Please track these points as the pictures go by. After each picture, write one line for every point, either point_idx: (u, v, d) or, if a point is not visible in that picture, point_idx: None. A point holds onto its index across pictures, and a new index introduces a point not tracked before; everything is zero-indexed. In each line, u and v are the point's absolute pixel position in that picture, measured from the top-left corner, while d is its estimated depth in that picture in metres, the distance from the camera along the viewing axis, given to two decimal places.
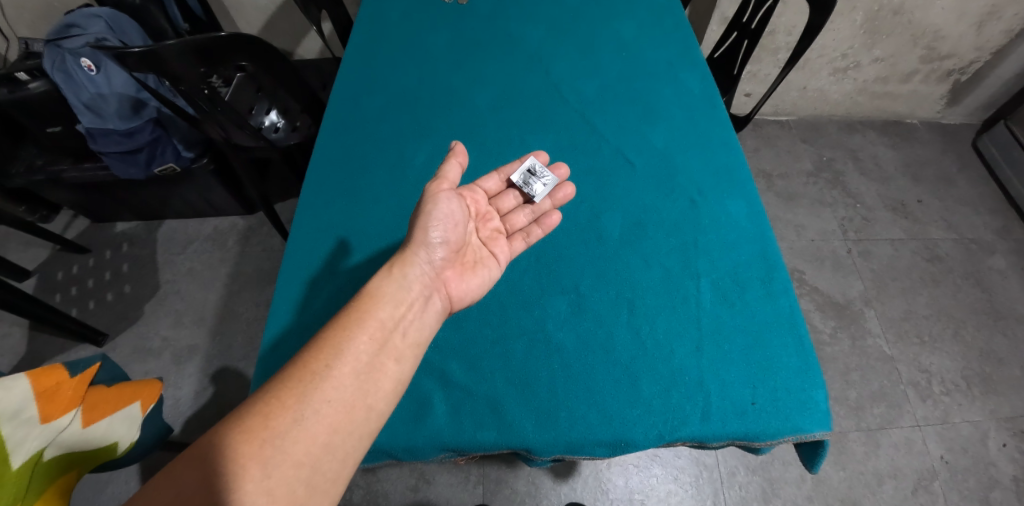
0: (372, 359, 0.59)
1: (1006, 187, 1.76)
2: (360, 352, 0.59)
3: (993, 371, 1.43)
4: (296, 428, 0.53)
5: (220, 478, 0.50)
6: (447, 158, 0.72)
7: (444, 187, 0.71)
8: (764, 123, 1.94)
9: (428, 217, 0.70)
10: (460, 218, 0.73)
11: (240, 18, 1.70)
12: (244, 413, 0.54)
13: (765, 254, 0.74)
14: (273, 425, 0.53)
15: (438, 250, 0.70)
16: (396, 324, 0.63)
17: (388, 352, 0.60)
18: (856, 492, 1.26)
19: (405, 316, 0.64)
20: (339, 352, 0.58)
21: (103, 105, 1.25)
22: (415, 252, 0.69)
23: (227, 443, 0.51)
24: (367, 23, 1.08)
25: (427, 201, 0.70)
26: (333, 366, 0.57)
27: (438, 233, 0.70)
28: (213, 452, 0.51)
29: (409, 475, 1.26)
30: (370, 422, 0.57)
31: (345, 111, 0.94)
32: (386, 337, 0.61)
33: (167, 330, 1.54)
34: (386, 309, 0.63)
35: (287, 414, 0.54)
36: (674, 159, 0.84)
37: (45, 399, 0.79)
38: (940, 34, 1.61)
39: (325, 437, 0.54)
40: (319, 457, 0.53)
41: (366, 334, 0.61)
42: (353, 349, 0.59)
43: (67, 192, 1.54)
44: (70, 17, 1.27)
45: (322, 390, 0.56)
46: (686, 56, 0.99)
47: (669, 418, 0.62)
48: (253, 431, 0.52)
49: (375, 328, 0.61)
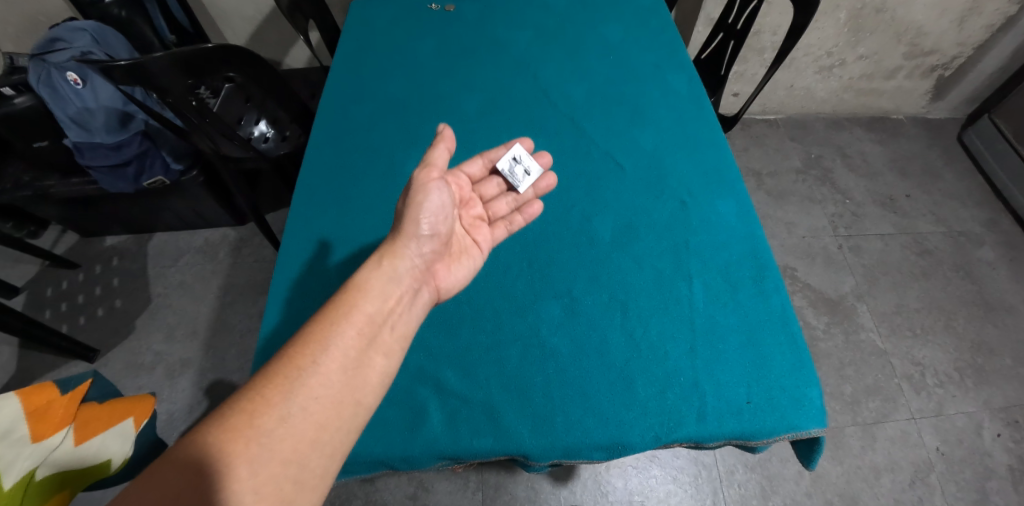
0: (360, 354, 0.59)
1: (992, 179, 1.79)
2: (348, 347, 0.59)
3: (985, 361, 1.45)
4: (284, 425, 0.53)
5: (205, 476, 0.49)
6: (435, 142, 0.70)
7: (434, 175, 0.69)
8: (752, 123, 1.96)
9: (419, 208, 0.68)
10: (450, 209, 0.72)
11: (226, 28, 1.69)
12: (230, 410, 0.53)
13: (756, 253, 0.74)
14: (258, 423, 0.52)
15: (426, 243, 0.69)
16: (384, 319, 0.62)
17: (377, 347, 0.60)
18: (854, 486, 1.26)
19: (394, 310, 0.63)
20: (325, 348, 0.58)
21: (89, 118, 1.23)
22: (405, 244, 0.68)
23: (211, 442, 0.50)
24: (354, 34, 1.08)
25: (417, 192, 0.68)
26: (320, 361, 0.57)
27: (428, 225, 0.69)
28: (195, 452, 0.50)
29: (408, 483, 1.26)
30: (359, 416, 0.57)
31: (334, 120, 0.94)
32: (374, 331, 0.61)
33: (159, 345, 1.53)
34: (373, 304, 0.62)
35: (274, 412, 0.53)
36: (663, 161, 0.85)
37: (37, 418, 0.82)
38: (922, 30, 1.63)
39: (313, 434, 0.54)
40: (307, 453, 0.53)
41: (353, 329, 0.60)
42: (340, 344, 0.58)
43: (54, 207, 1.53)
44: (55, 31, 1.26)
45: (309, 386, 0.55)
46: (673, 58, 1.00)
47: (666, 420, 0.61)
48: (240, 429, 0.51)
49: (363, 322, 0.61)
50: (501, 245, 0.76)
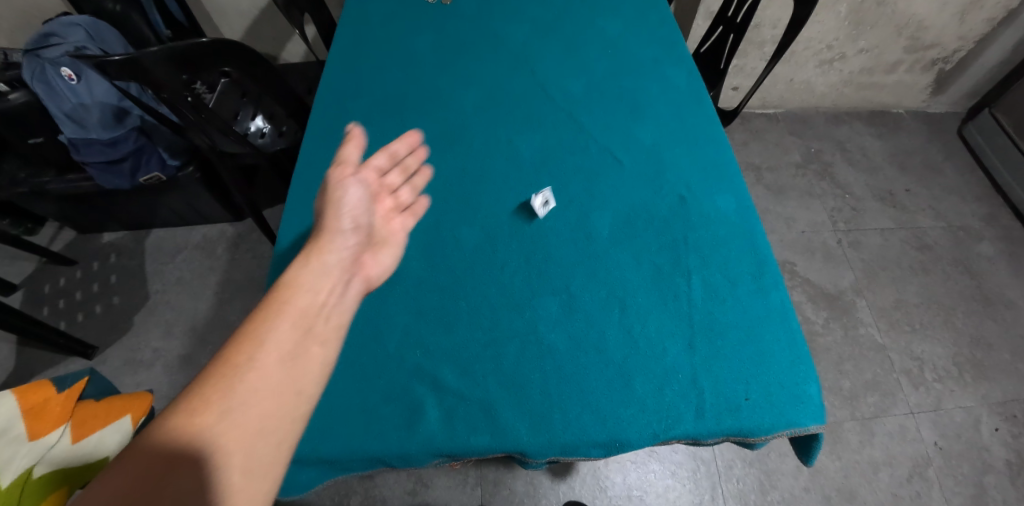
0: (297, 345, 0.57)
1: (992, 174, 1.78)
2: (283, 339, 0.56)
3: (983, 356, 1.45)
4: (225, 420, 0.50)
5: (144, 484, 0.45)
6: (346, 141, 0.72)
7: (348, 171, 0.71)
8: (752, 117, 1.95)
9: (338, 203, 0.70)
10: (368, 204, 0.73)
11: (222, 23, 1.68)
12: (167, 417, 0.50)
13: (755, 249, 0.73)
14: (198, 421, 0.49)
15: (351, 236, 0.69)
16: (319, 310, 0.61)
17: (313, 337, 0.58)
18: (852, 481, 1.27)
19: (327, 302, 0.62)
20: (259, 343, 0.55)
21: (85, 114, 1.22)
22: (331, 238, 0.67)
23: (149, 448, 0.47)
24: (350, 28, 1.06)
25: (335, 189, 0.70)
26: (256, 357, 0.54)
27: (349, 219, 0.70)
28: (134, 462, 0.47)
29: (408, 479, 1.26)
30: (302, 405, 0.55)
31: (329, 115, 0.92)
32: (310, 323, 0.59)
33: (158, 341, 1.52)
34: (305, 297, 0.61)
35: (213, 409, 0.50)
36: (662, 156, 0.84)
37: (33, 416, 0.82)
38: (923, 24, 1.62)
39: (256, 424, 0.51)
40: (251, 445, 0.50)
41: (287, 322, 0.58)
42: (274, 337, 0.56)
43: (51, 203, 1.52)
44: (50, 26, 1.25)
45: (249, 380, 0.53)
46: (672, 52, 1.00)
47: (664, 417, 0.61)
48: (177, 432, 0.48)
49: (297, 315, 0.59)
50: (497, 240, 0.75)
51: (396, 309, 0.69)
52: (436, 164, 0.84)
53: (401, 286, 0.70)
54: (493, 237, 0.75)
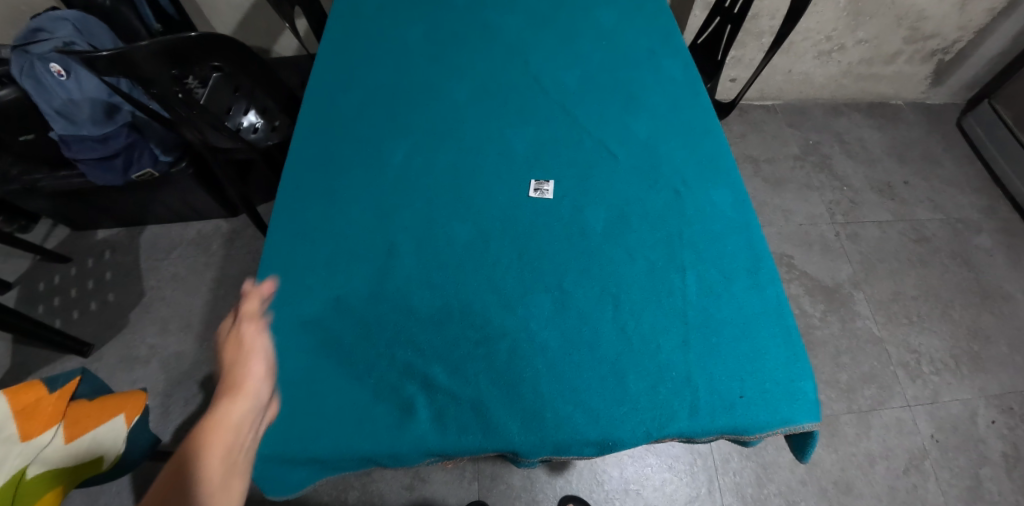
0: (224, 481, 0.53)
1: (991, 166, 1.77)
2: (211, 475, 0.52)
3: (981, 348, 1.45)
4: None
5: None
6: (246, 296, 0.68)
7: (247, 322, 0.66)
8: (750, 109, 1.93)
9: (250, 354, 0.63)
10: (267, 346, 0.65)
11: (213, 16, 1.66)
12: None
13: (752, 244, 0.72)
14: None
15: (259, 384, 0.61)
16: (242, 446, 0.56)
17: (239, 473, 0.55)
18: (848, 474, 1.27)
19: (247, 439, 0.57)
20: (185, 483, 0.51)
21: (75, 111, 1.21)
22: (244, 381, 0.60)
23: None
24: (341, 20, 1.05)
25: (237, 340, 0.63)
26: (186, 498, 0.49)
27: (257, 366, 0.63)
28: None
29: (405, 474, 1.26)
30: None
31: (319, 107, 0.90)
32: (235, 456, 0.55)
33: (153, 338, 1.52)
34: (228, 431, 0.56)
35: None
36: (657, 150, 0.83)
37: (25, 416, 0.83)
38: (923, 14, 1.60)
39: None
40: None
41: (212, 458, 0.53)
42: (201, 474, 0.52)
43: (44, 200, 1.50)
44: (37, 21, 1.23)
45: None
46: (667, 43, 0.98)
47: (657, 415, 0.60)
48: None
49: (224, 449, 0.54)
50: (489, 236, 0.74)
51: (387, 306, 0.68)
52: (428, 159, 0.83)
53: (392, 283, 0.70)
54: (485, 233, 0.74)
